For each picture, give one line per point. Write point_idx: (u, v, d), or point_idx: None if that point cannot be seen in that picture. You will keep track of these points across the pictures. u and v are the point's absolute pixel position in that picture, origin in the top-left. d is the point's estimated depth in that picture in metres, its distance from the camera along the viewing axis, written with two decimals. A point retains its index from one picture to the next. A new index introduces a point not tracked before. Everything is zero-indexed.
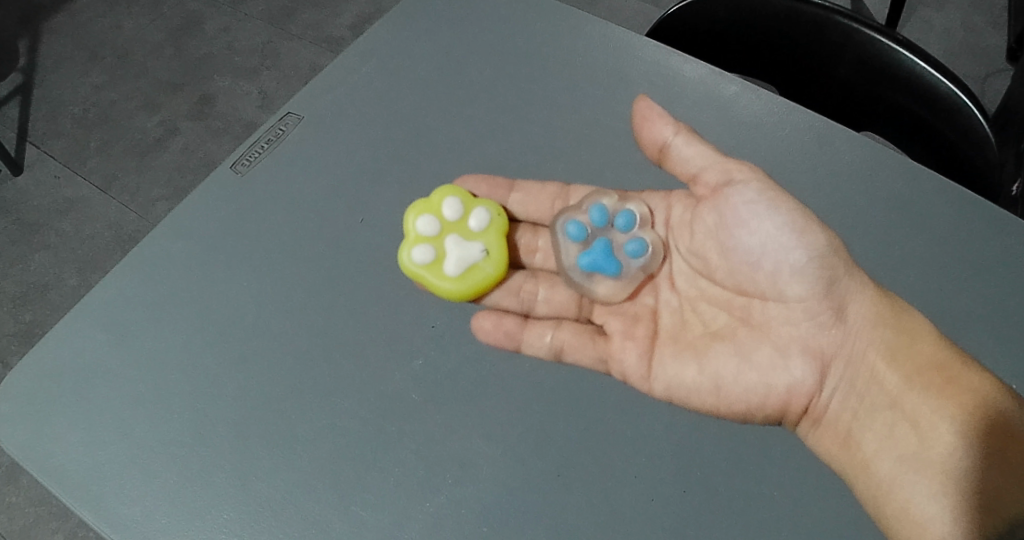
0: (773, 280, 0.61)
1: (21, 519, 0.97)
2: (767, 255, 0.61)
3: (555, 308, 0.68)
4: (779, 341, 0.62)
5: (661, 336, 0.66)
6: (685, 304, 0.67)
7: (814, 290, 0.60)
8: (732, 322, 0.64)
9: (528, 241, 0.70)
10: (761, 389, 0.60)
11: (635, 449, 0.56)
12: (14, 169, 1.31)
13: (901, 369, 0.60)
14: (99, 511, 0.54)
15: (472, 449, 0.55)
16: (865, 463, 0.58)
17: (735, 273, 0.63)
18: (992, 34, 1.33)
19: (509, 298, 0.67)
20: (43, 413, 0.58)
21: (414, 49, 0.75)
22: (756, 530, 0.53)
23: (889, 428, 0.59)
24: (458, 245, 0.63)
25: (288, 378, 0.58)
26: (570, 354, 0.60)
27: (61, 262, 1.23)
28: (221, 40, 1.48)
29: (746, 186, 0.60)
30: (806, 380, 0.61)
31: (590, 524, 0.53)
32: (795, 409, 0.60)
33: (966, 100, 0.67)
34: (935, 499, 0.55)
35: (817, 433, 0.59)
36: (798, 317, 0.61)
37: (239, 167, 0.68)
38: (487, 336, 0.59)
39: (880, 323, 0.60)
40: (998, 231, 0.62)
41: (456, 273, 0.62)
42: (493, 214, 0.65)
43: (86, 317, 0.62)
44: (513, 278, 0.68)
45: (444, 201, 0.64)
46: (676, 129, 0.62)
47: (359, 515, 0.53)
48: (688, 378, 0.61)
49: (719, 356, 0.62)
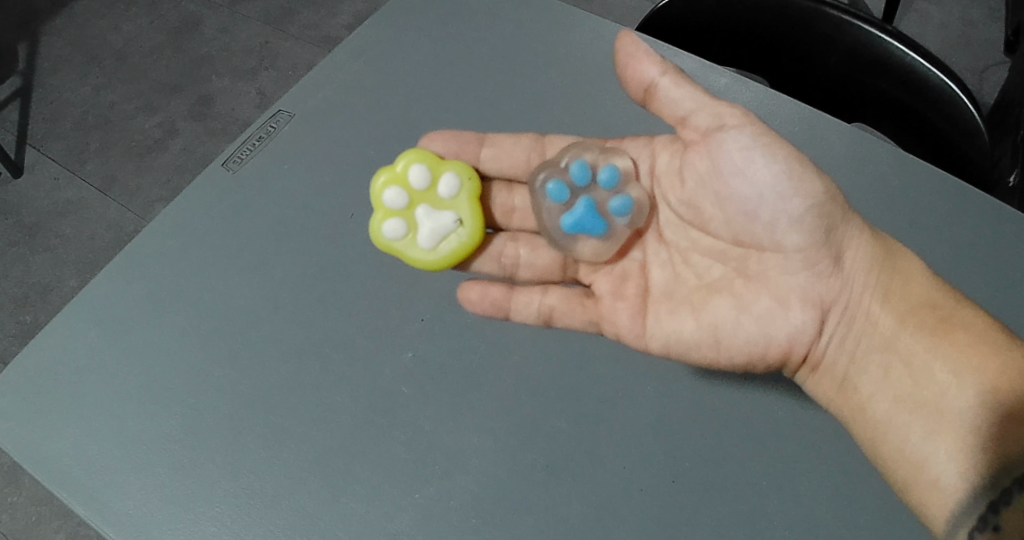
0: (775, 227, 0.56)
1: (23, 518, 0.98)
2: (765, 204, 0.56)
3: (538, 272, 0.68)
4: (778, 290, 0.57)
5: (653, 293, 0.63)
6: (675, 256, 0.64)
7: (813, 239, 0.56)
8: (728, 274, 0.60)
9: (503, 200, 0.70)
10: (762, 340, 0.57)
11: (623, 439, 0.56)
12: (15, 171, 1.32)
13: (895, 309, 0.56)
14: (91, 505, 0.54)
15: (462, 442, 0.56)
16: (861, 408, 0.56)
17: (732, 224, 0.58)
18: (990, 26, 1.33)
19: (491, 264, 0.68)
20: (38, 410, 0.58)
21: (405, 46, 0.75)
22: (743, 519, 0.53)
23: (885, 370, 0.56)
24: (429, 214, 0.64)
25: (279, 372, 0.58)
26: (560, 318, 0.61)
27: (60, 263, 1.23)
28: (219, 41, 1.48)
29: (741, 131, 0.55)
30: (806, 329, 0.57)
31: (579, 515, 0.53)
32: (795, 357, 0.58)
33: (957, 90, 0.68)
34: (931, 439, 0.52)
35: (816, 380, 0.57)
36: (796, 266, 0.57)
37: (231, 165, 0.69)
38: (475, 306, 0.60)
39: (874, 265, 0.57)
40: (984, 223, 0.63)
41: (430, 245, 0.62)
42: (463, 178, 0.64)
43: (80, 314, 0.62)
44: (493, 243, 0.68)
45: (410, 169, 0.64)
46: (663, 68, 0.57)
47: (350, 508, 0.53)
48: (688, 332, 0.59)
49: (717, 308, 0.59)
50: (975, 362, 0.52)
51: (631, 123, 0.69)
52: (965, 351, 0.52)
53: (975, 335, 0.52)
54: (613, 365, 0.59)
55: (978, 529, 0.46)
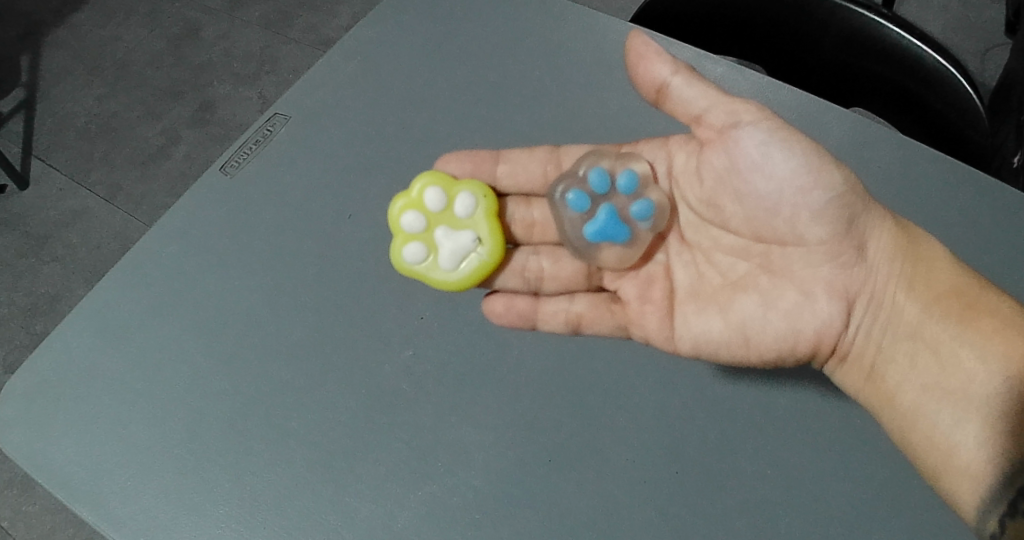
0: (796, 219, 0.55)
1: (39, 527, 0.99)
2: (785, 199, 0.54)
3: (564, 282, 0.66)
4: (804, 284, 0.56)
5: (679, 294, 0.61)
6: (699, 256, 0.62)
7: (835, 230, 0.55)
8: (753, 270, 0.58)
9: (522, 215, 0.67)
10: (791, 335, 0.55)
11: (626, 433, 0.56)
12: (21, 184, 1.33)
13: (920, 298, 0.55)
14: (99, 512, 0.55)
15: (464, 438, 0.56)
16: (889, 396, 0.55)
17: (752, 220, 0.57)
18: (990, 9, 1.31)
19: (514, 278, 0.66)
20: (44, 417, 0.59)
21: (400, 45, 0.76)
22: (747, 510, 0.53)
23: (912, 358, 0.55)
24: (448, 235, 0.61)
25: (283, 374, 0.59)
26: (589, 325, 0.59)
27: (69, 273, 1.24)
28: (219, 46, 1.49)
29: (756, 127, 0.54)
30: (834, 322, 0.55)
31: (583, 508, 0.53)
32: (824, 349, 0.56)
33: (954, 72, 0.68)
34: (961, 425, 0.51)
35: (844, 371, 0.56)
36: (820, 260, 0.56)
37: (228, 169, 0.69)
38: (501, 319, 0.59)
39: (898, 254, 0.55)
40: (984, 205, 0.63)
41: (453, 266, 0.61)
42: (478, 196, 0.62)
43: (83, 322, 0.63)
44: (516, 257, 0.66)
45: (425, 193, 0.62)
46: (675, 67, 0.56)
47: (354, 506, 0.54)
48: (717, 332, 0.57)
49: (744, 306, 0.57)
50: (1002, 347, 0.51)
51: (626, 117, 0.69)
52: (991, 337, 0.52)
53: (1002, 322, 0.52)
54: (616, 359, 0.59)
55: (1009, 514, 0.46)
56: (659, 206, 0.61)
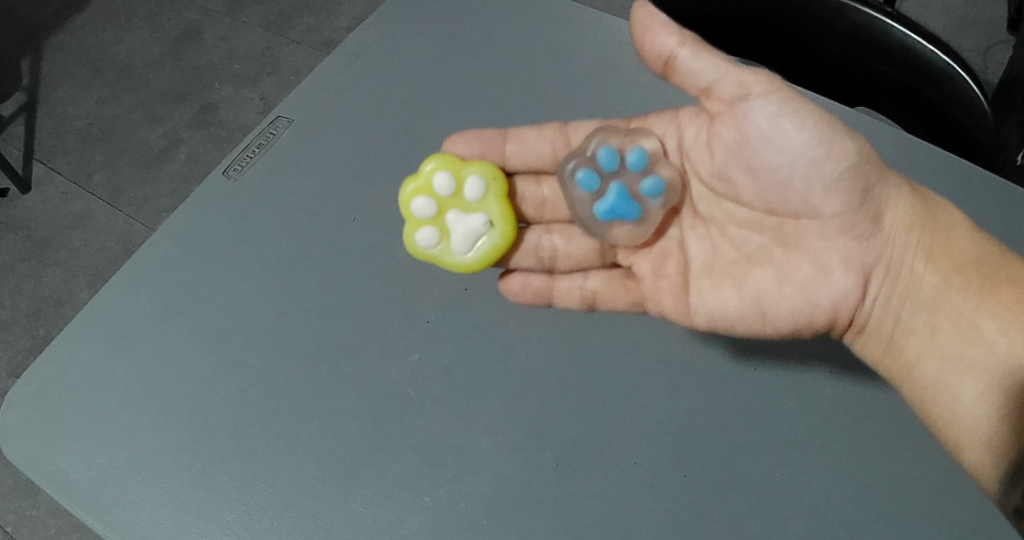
0: (808, 190, 0.54)
1: (44, 531, 0.99)
2: (797, 172, 0.54)
3: (577, 261, 0.66)
4: (818, 256, 0.56)
5: (693, 269, 0.61)
6: (713, 230, 0.62)
7: (849, 202, 0.54)
8: (767, 243, 0.58)
9: (532, 192, 0.66)
10: (807, 310, 0.55)
11: (634, 436, 0.55)
12: (22, 187, 1.34)
13: (939, 268, 0.55)
14: (104, 519, 0.54)
15: (471, 442, 0.55)
16: (909, 369, 0.54)
17: (764, 193, 0.56)
18: (992, 6, 1.31)
19: (528, 257, 0.66)
20: (49, 423, 0.59)
21: (402, 47, 0.75)
22: (758, 513, 0.52)
23: (933, 329, 0.54)
24: (460, 219, 0.61)
25: (288, 378, 0.58)
26: (604, 301, 0.60)
27: (72, 276, 1.24)
28: (220, 48, 1.49)
29: (766, 99, 0.53)
30: (850, 293, 0.55)
31: (592, 513, 0.53)
32: (842, 322, 0.56)
33: (959, 70, 0.67)
34: (983, 398, 0.51)
35: (863, 342, 0.57)
36: (834, 232, 0.55)
37: (231, 173, 0.69)
38: (517, 297, 0.60)
39: (916, 223, 0.55)
40: (993, 203, 0.62)
41: (466, 250, 0.61)
42: (488, 179, 0.62)
43: (88, 327, 0.63)
44: (528, 236, 0.65)
45: (435, 176, 0.61)
46: (682, 38, 0.54)
47: (359, 512, 0.53)
48: (733, 306, 0.57)
49: (760, 279, 0.57)
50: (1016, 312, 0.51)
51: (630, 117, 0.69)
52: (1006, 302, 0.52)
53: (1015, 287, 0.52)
54: (624, 360, 0.58)
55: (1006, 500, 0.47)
56: (670, 182, 0.60)
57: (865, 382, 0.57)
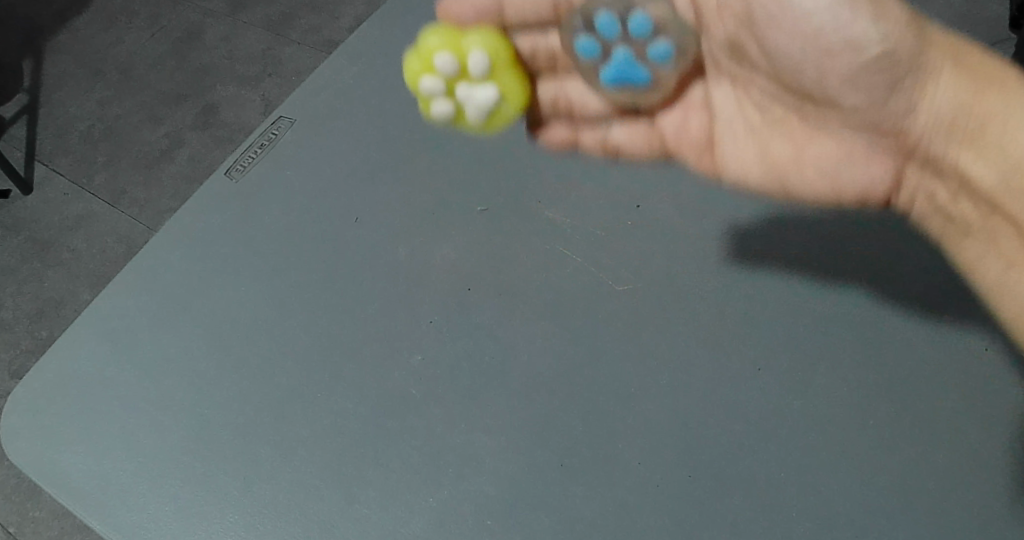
0: (841, 54, 0.49)
1: (49, 532, 1.00)
2: (817, 45, 0.49)
3: (603, 113, 0.59)
4: (850, 116, 0.54)
5: (718, 125, 0.60)
6: (739, 78, 0.58)
7: (873, 86, 0.51)
8: (792, 108, 0.57)
9: (534, 39, 0.55)
10: (831, 178, 0.58)
11: (640, 435, 0.53)
12: (24, 188, 1.35)
13: (993, 166, 0.51)
14: (106, 519, 0.54)
15: (474, 443, 0.54)
16: (963, 233, 0.56)
17: (782, 70, 0.53)
18: None
19: (552, 90, 0.58)
20: (51, 425, 0.58)
21: (403, 46, 0.75)
22: (773, 512, 0.50)
23: (992, 236, 0.54)
24: (471, 94, 0.53)
25: (290, 379, 0.58)
26: (626, 148, 0.62)
27: (74, 277, 1.24)
28: (221, 49, 1.49)
29: None
30: (883, 180, 0.58)
31: (598, 513, 0.51)
32: (874, 198, 0.59)
33: None
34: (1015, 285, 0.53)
35: (902, 197, 0.59)
36: (856, 120, 0.54)
37: (233, 174, 0.69)
38: (554, 140, 0.62)
39: (970, 93, 0.50)
40: None
41: (481, 122, 0.55)
42: (492, 46, 0.52)
43: (92, 329, 0.63)
44: (545, 88, 0.58)
45: (436, 56, 0.51)
46: None
47: (362, 512, 0.52)
48: (751, 158, 0.60)
49: (780, 147, 0.59)
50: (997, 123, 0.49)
51: None
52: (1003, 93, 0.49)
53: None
54: (629, 356, 0.56)
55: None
56: (680, 41, 0.52)
57: (884, 381, 0.54)
